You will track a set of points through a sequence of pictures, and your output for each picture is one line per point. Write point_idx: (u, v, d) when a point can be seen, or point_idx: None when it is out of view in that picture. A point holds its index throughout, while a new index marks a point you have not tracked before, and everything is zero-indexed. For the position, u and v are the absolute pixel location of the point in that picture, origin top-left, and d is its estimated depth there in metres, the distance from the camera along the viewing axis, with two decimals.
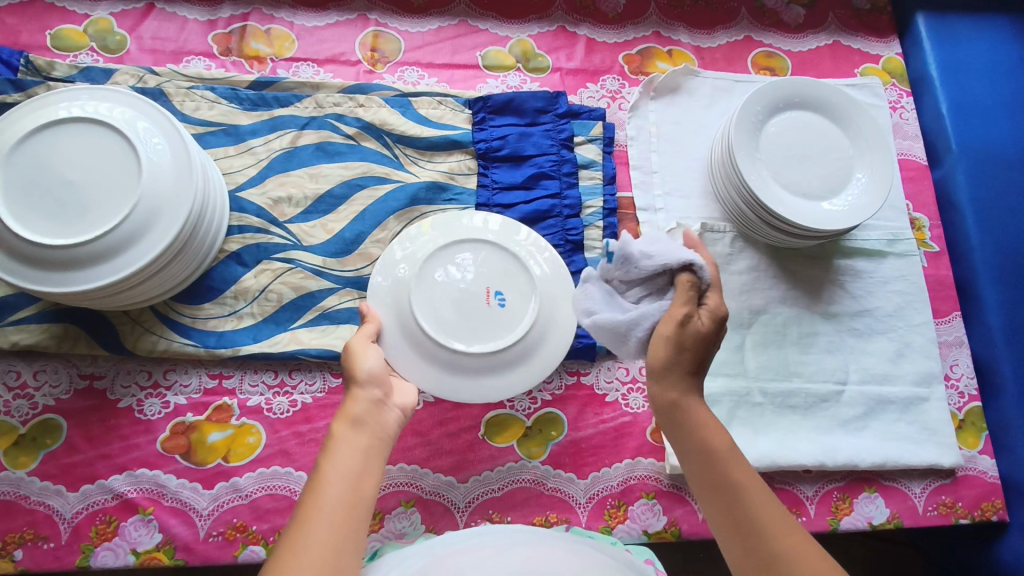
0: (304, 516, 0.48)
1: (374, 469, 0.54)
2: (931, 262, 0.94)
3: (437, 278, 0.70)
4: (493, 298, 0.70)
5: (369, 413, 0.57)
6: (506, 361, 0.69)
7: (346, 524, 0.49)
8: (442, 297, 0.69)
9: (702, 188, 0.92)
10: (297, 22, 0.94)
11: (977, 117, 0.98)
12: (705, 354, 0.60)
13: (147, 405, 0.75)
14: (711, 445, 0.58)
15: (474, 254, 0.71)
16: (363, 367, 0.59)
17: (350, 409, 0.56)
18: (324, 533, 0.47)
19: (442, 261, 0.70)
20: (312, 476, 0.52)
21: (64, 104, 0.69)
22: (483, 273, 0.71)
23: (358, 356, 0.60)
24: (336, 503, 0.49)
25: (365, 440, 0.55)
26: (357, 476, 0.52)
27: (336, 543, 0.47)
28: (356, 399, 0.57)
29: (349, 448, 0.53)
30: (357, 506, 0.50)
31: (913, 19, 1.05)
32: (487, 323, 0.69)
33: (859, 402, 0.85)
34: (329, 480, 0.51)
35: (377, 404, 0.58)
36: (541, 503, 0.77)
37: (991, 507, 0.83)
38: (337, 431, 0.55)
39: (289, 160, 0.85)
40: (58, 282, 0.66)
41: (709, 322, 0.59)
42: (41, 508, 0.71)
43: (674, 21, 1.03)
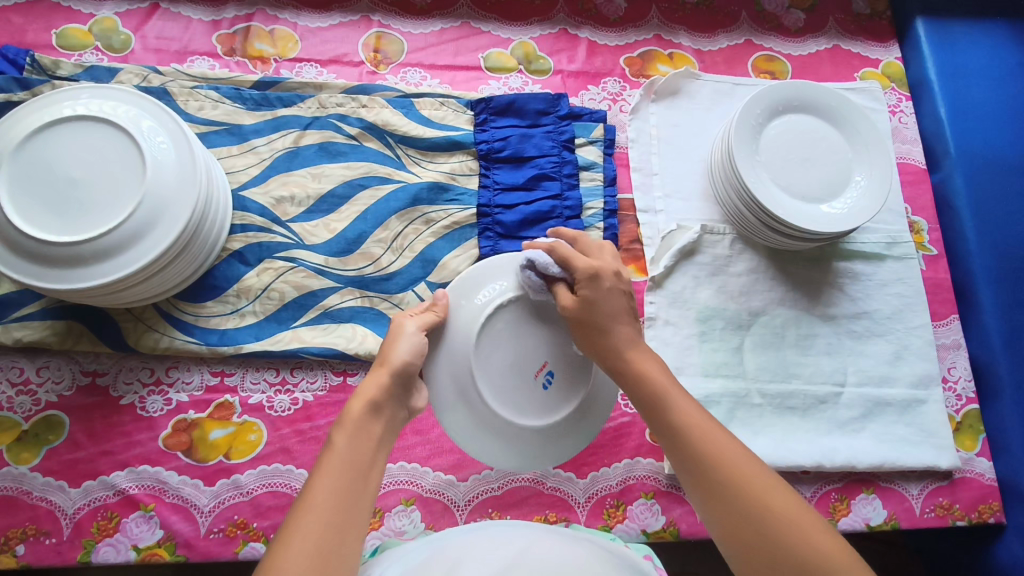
0: (308, 501, 0.47)
1: (381, 460, 0.52)
2: (930, 265, 0.95)
3: (506, 329, 0.61)
4: (545, 375, 0.62)
5: (387, 401, 0.55)
6: (519, 439, 0.63)
7: (350, 514, 0.47)
8: (502, 352, 0.61)
9: (702, 190, 0.92)
10: (300, 23, 0.94)
11: (975, 121, 0.98)
12: (613, 302, 0.59)
13: (149, 402, 0.76)
14: (647, 380, 0.56)
15: (552, 326, 0.62)
16: (398, 355, 0.56)
17: (367, 391, 0.54)
18: (326, 520, 0.45)
19: (519, 314, 0.61)
20: (319, 460, 0.50)
21: (68, 102, 0.70)
22: (550, 346, 0.62)
23: (397, 340, 0.58)
24: (341, 490, 0.48)
25: (379, 429, 0.53)
26: (365, 465, 0.50)
27: (337, 532, 0.46)
28: (376, 383, 0.55)
29: (363, 434, 0.52)
30: (362, 497, 0.49)
31: (912, 24, 1.05)
32: (526, 395, 0.62)
33: (857, 404, 0.86)
34: (336, 465, 0.49)
35: (395, 396, 0.55)
36: (540, 502, 0.77)
37: (988, 509, 0.84)
38: (353, 410, 0.52)
39: (292, 159, 0.85)
40: (62, 279, 0.66)
41: (576, 297, 0.58)
42: (43, 503, 0.71)
43: (675, 24, 1.03)
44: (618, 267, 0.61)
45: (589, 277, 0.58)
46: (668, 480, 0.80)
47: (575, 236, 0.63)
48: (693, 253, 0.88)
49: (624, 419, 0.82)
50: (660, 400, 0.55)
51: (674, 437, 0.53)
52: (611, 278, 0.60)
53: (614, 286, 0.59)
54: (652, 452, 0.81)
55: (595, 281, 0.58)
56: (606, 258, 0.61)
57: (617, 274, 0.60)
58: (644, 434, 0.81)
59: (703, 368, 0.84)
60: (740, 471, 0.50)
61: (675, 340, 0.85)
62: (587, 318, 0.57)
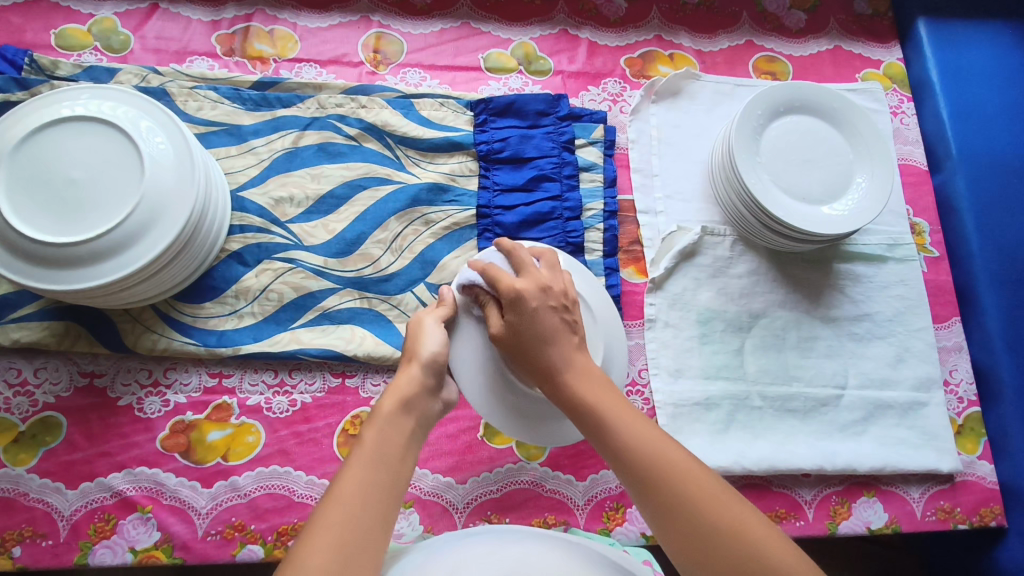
0: (340, 488, 0.48)
1: (411, 456, 0.54)
2: (931, 267, 0.94)
3: None
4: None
5: (418, 397, 0.57)
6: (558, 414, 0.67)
7: (381, 505, 0.48)
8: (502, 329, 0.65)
9: (703, 191, 0.92)
10: (300, 23, 0.94)
11: (978, 123, 0.98)
12: (543, 319, 0.58)
13: (147, 404, 0.76)
14: (596, 403, 0.55)
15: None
16: (426, 348, 0.60)
17: (401, 387, 0.56)
18: (358, 509, 0.46)
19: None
20: (352, 450, 0.51)
21: (67, 103, 0.70)
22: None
23: (423, 334, 0.61)
24: (373, 481, 0.49)
25: (410, 424, 0.55)
26: (397, 459, 0.52)
27: (368, 521, 0.46)
28: (409, 378, 0.57)
29: (395, 428, 0.54)
30: (394, 489, 0.50)
31: (915, 25, 1.05)
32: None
33: (859, 406, 0.85)
34: (369, 457, 0.50)
35: (426, 390, 0.58)
36: (539, 505, 0.77)
37: (990, 513, 0.83)
38: (384, 406, 0.54)
39: (291, 160, 0.85)
40: (59, 281, 0.66)
41: (504, 321, 0.59)
42: (40, 505, 0.71)
43: (676, 25, 1.03)
44: (548, 283, 0.60)
45: (512, 300, 0.58)
46: None
47: (512, 246, 0.63)
48: (694, 254, 0.88)
49: None
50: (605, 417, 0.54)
51: (621, 459, 0.52)
52: (539, 295, 0.59)
53: (542, 304, 0.59)
54: None
55: (517, 305, 0.58)
56: (535, 274, 0.61)
57: (546, 288, 0.60)
58: None
59: (703, 370, 0.84)
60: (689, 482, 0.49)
61: (675, 342, 0.85)
62: (517, 343, 0.58)
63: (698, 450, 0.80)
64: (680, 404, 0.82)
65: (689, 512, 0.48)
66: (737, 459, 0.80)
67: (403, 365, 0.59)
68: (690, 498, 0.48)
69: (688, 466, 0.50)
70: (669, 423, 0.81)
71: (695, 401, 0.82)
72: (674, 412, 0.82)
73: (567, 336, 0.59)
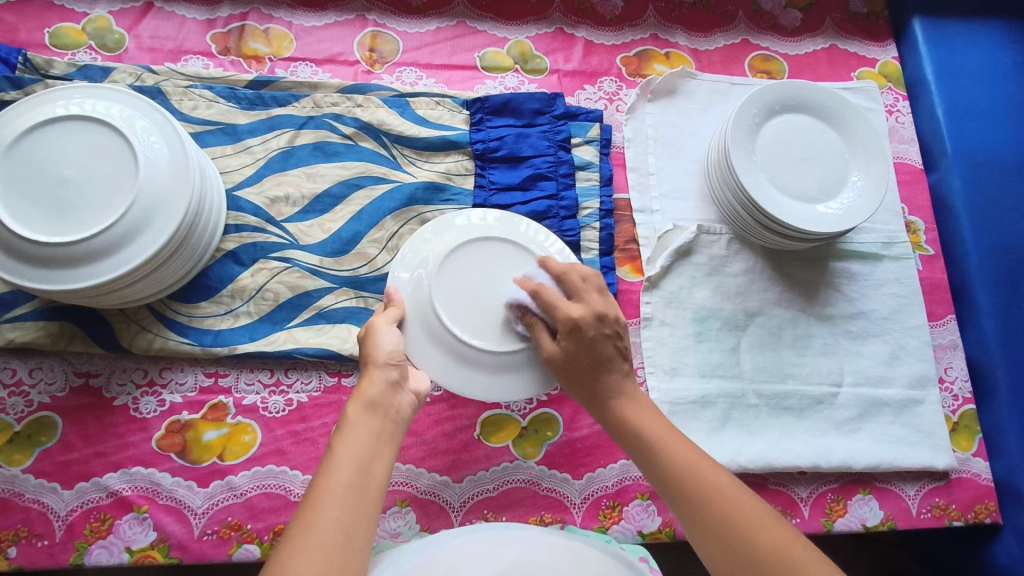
0: (316, 494, 0.48)
1: (386, 453, 0.53)
2: (927, 265, 0.94)
3: (467, 266, 0.69)
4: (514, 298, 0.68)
5: (384, 396, 0.56)
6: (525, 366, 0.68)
7: (358, 506, 0.48)
8: (459, 287, 0.68)
9: (699, 190, 0.92)
10: (295, 22, 0.94)
11: (972, 121, 0.98)
12: (600, 348, 0.63)
13: (142, 404, 0.75)
14: (647, 436, 0.60)
15: (504, 250, 0.70)
16: (383, 345, 0.60)
17: (365, 390, 0.56)
18: (335, 514, 0.47)
19: (465, 255, 0.69)
20: (325, 457, 0.51)
21: (61, 102, 0.69)
22: (508, 272, 0.69)
23: (377, 336, 0.61)
24: (347, 484, 0.49)
25: (379, 422, 0.54)
26: (367, 459, 0.51)
27: (346, 525, 0.46)
28: (373, 381, 0.57)
29: (363, 429, 0.53)
30: (368, 489, 0.49)
31: (910, 23, 1.05)
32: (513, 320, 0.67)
33: (854, 404, 0.85)
34: (341, 461, 0.50)
35: (391, 387, 0.57)
36: (535, 503, 0.77)
37: (985, 510, 0.84)
38: (352, 411, 0.54)
39: (286, 159, 0.85)
40: (54, 281, 0.66)
41: (560, 346, 0.63)
42: (35, 505, 0.70)
43: (672, 24, 1.03)
44: (603, 309, 0.63)
45: (570, 328, 0.62)
46: None
47: (536, 287, 0.65)
48: (690, 252, 0.88)
49: None
50: (650, 441, 0.60)
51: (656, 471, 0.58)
52: (596, 324, 0.63)
53: (598, 334, 0.62)
54: None
55: (575, 332, 0.62)
56: (591, 300, 0.64)
57: (599, 318, 0.63)
58: None
59: (699, 368, 0.84)
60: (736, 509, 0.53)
61: (672, 341, 0.85)
62: (572, 369, 0.63)
63: None
64: (677, 402, 0.82)
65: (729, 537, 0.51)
66: (733, 457, 0.80)
67: (364, 369, 0.59)
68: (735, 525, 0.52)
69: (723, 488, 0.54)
70: None
71: (691, 400, 0.83)
72: (670, 410, 0.82)
73: (619, 363, 0.64)
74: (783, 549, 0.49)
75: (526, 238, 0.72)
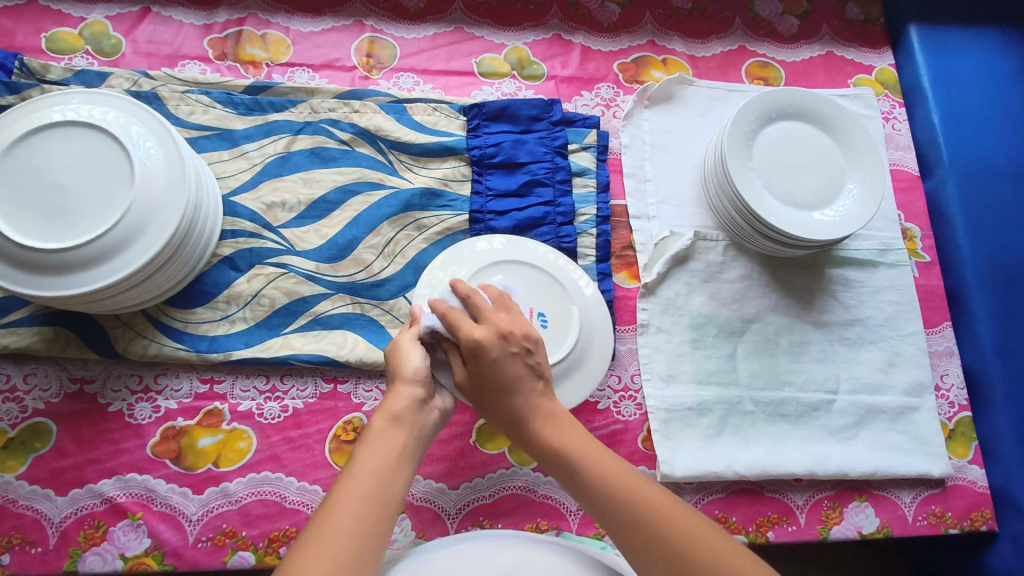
0: (332, 504, 0.48)
1: (405, 468, 0.53)
2: (923, 272, 0.95)
3: None
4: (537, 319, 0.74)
5: (409, 411, 0.56)
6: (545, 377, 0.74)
7: (372, 519, 0.48)
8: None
9: (695, 196, 0.92)
10: (293, 27, 0.94)
11: (968, 128, 0.98)
12: (505, 368, 0.58)
13: (137, 410, 0.75)
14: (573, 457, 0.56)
15: (526, 274, 0.76)
16: (411, 366, 0.58)
17: (391, 404, 0.55)
18: (349, 525, 0.47)
19: (490, 277, 0.75)
20: (346, 468, 0.51)
21: (59, 107, 0.69)
22: (529, 294, 0.75)
23: (404, 354, 0.59)
24: (364, 496, 0.49)
25: (402, 437, 0.54)
26: (388, 473, 0.51)
27: (359, 536, 0.46)
28: (398, 396, 0.56)
29: (385, 442, 0.53)
30: (385, 503, 0.49)
31: (906, 30, 1.05)
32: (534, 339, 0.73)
33: (850, 411, 0.86)
34: (361, 473, 0.50)
35: (419, 404, 0.57)
36: (532, 510, 0.77)
37: (981, 517, 0.84)
38: (375, 424, 0.54)
39: (283, 164, 0.85)
40: (50, 287, 0.66)
41: (467, 369, 0.59)
42: (29, 512, 0.70)
43: (670, 30, 1.04)
44: (509, 329, 0.59)
45: (470, 352, 0.57)
46: (660, 488, 0.80)
47: (444, 311, 0.60)
48: (687, 259, 0.88)
49: (616, 426, 0.82)
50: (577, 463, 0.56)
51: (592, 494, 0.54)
52: (498, 344, 0.58)
53: (502, 353, 0.58)
54: (644, 459, 0.81)
55: (477, 355, 0.57)
56: (494, 321, 0.59)
57: (502, 337, 0.58)
58: (637, 441, 0.81)
59: (696, 375, 0.84)
60: (656, 510, 0.51)
61: (668, 347, 0.85)
62: (482, 392, 0.59)
63: (690, 455, 0.80)
64: (673, 409, 0.82)
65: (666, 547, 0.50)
66: (729, 464, 0.80)
67: (391, 384, 0.58)
68: (668, 536, 0.50)
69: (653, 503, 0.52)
70: (662, 428, 0.81)
71: (687, 407, 0.83)
72: (666, 417, 0.82)
73: (529, 380, 0.59)
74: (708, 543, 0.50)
75: (540, 260, 0.78)
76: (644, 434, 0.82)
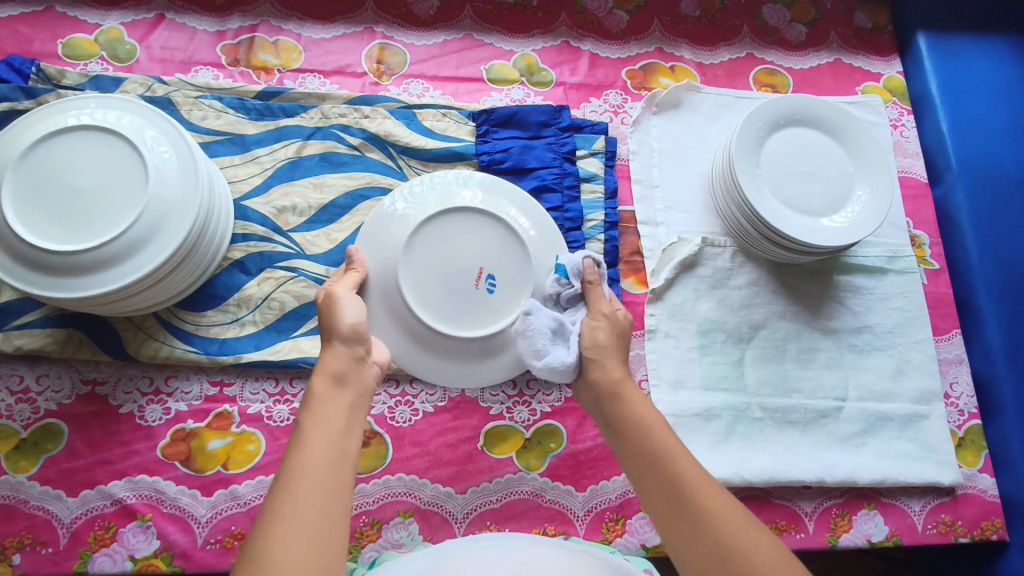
0: (290, 477, 0.47)
1: (356, 426, 0.53)
2: (932, 279, 0.94)
3: (430, 252, 0.66)
4: (483, 283, 0.67)
5: (349, 369, 0.57)
6: (489, 354, 0.68)
7: (335, 483, 0.47)
8: (430, 263, 0.66)
9: (704, 203, 0.92)
10: (304, 33, 0.95)
11: (977, 136, 0.98)
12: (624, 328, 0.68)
13: (148, 411, 0.76)
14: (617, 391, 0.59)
15: (476, 226, 0.68)
16: (345, 321, 0.59)
17: (329, 364, 0.56)
18: (313, 493, 0.46)
19: (431, 234, 0.67)
20: (295, 439, 0.50)
21: (73, 112, 0.70)
22: (479, 252, 0.67)
23: (338, 307, 0.60)
24: (322, 461, 0.48)
25: (347, 396, 0.55)
26: (339, 432, 0.51)
27: (322, 502, 0.46)
28: (335, 355, 0.57)
29: (331, 405, 0.53)
30: (343, 463, 0.49)
31: (914, 38, 1.06)
32: (474, 306, 0.67)
33: (858, 419, 0.85)
34: (312, 439, 0.50)
35: (356, 361, 0.58)
36: (539, 515, 0.77)
37: (991, 526, 0.83)
38: (317, 388, 0.54)
39: (294, 170, 0.86)
40: (64, 288, 0.66)
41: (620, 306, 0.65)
42: (40, 512, 0.71)
43: (678, 38, 1.04)
44: None
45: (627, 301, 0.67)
46: None
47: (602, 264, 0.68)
48: (694, 265, 0.88)
49: None
50: (623, 411, 0.57)
51: (626, 441, 0.56)
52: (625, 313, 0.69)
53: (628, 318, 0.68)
54: None
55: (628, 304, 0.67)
56: None
57: None
58: None
59: (703, 381, 0.84)
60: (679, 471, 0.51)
61: (676, 353, 0.85)
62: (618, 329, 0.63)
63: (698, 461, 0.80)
64: (680, 415, 0.82)
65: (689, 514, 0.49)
66: (737, 470, 0.80)
67: (326, 345, 0.58)
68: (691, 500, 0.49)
69: (681, 465, 0.52)
70: None
71: (695, 412, 0.82)
72: (674, 423, 0.82)
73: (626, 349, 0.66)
74: (728, 523, 0.47)
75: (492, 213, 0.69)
76: None
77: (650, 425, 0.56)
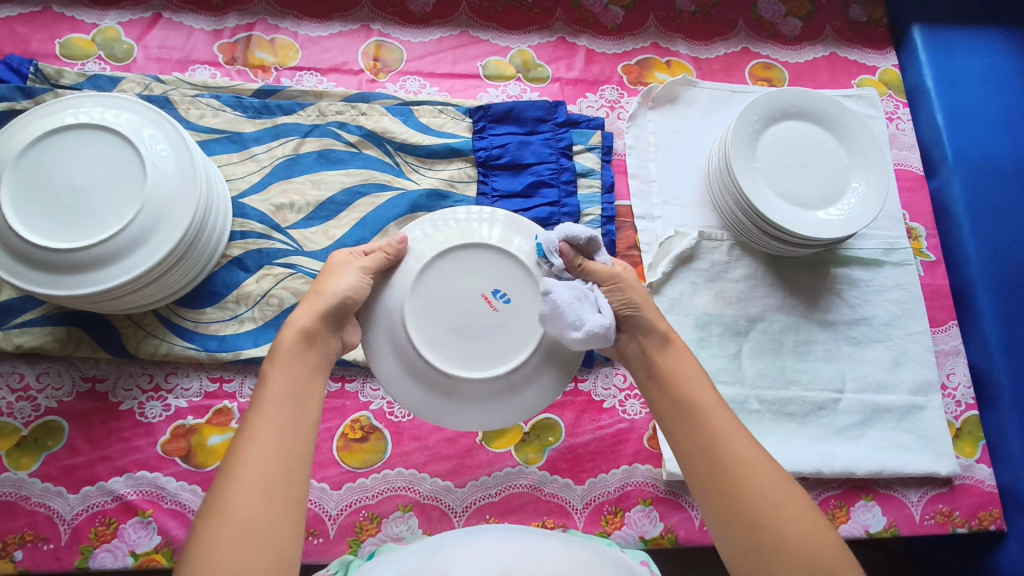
0: (251, 436, 0.49)
1: (317, 387, 0.55)
2: (928, 271, 0.95)
3: (441, 286, 0.61)
4: (496, 303, 0.61)
5: (320, 332, 0.58)
6: (529, 379, 0.61)
7: (291, 444, 0.50)
8: (434, 308, 0.60)
9: (700, 196, 0.93)
10: (301, 31, 0.95)
11: (973, 128, 0.99)
12: None
13: (148, 408, 0.76)
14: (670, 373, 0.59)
15: (485, 259, 0.61)
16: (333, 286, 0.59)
17: (301, 321, 0.57)
18: (269, 453, 0.48)
19: (442, 269, 0.61)
20: (255, 402, 0.52)
21: (72, 111, 0.71)
22: (491, 280, 0.61)
23: (330, 276, 0.61)
24: (280, 421, 0.50)
25: (313, 357, 0.56)
26: (300, 394, 0.53)
27: (282, 463, 0.48)
28: (309, 313, 0.58)
29: (296, 363, 0.55)
30: (301, 427, 0.51)
31: (909, 31, 1.06)
32: (487, 341, 0.60)
33: (856, 410, 0.85)
34: (272, 399, 0.51)
35: (327, 328, 0.59)
36: (537, 508, 0.77)
37: (989, 516, 0.83)
38: (285, 342, 0.56)
39: (292, 167, 0.86)
40: (62, 286, 0.67)
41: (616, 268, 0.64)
42: (42, 509, 0.71)
43: (673, 33, 1.04)
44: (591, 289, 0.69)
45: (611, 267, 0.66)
46: (667, 487, 0.80)
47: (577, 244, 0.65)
48: (691, 259, 0.89)
49: (622, 425, 0.82)
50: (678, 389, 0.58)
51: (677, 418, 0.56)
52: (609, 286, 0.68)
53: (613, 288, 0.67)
54: (651, 458, 0.81)
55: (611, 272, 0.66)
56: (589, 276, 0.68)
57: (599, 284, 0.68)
58: (642, 440, 0.82)
59: None
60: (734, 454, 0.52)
61: None
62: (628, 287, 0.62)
63: None
64: None
65: (739, 497, 0.50)
66: None
67: (307, 300, 0.59)
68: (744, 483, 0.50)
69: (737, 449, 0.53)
70: None
71: None
72: None
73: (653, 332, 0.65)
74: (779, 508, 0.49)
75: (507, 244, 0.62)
76: (650, 432, 0.82)
77: (706, 407, 0.56)
